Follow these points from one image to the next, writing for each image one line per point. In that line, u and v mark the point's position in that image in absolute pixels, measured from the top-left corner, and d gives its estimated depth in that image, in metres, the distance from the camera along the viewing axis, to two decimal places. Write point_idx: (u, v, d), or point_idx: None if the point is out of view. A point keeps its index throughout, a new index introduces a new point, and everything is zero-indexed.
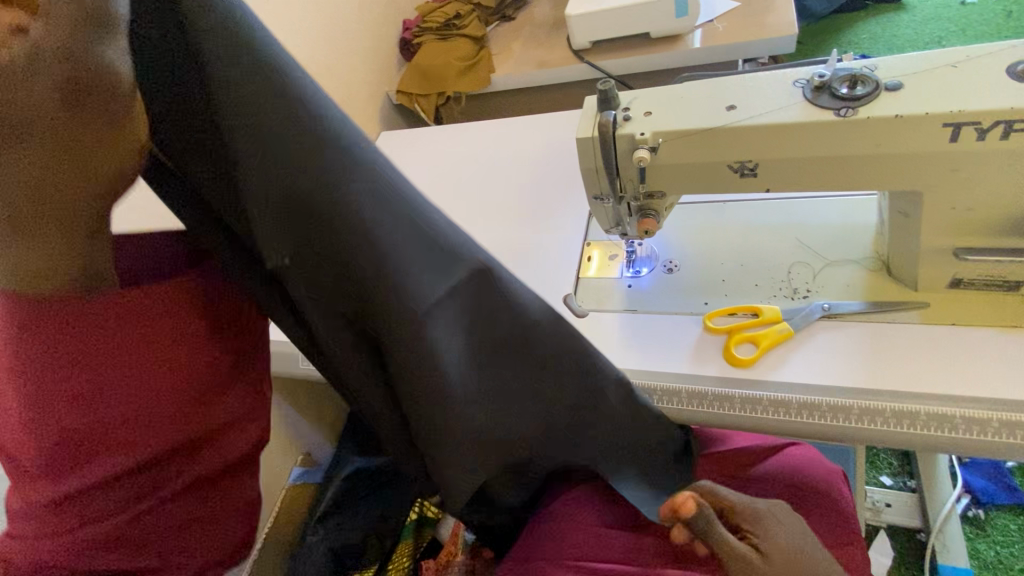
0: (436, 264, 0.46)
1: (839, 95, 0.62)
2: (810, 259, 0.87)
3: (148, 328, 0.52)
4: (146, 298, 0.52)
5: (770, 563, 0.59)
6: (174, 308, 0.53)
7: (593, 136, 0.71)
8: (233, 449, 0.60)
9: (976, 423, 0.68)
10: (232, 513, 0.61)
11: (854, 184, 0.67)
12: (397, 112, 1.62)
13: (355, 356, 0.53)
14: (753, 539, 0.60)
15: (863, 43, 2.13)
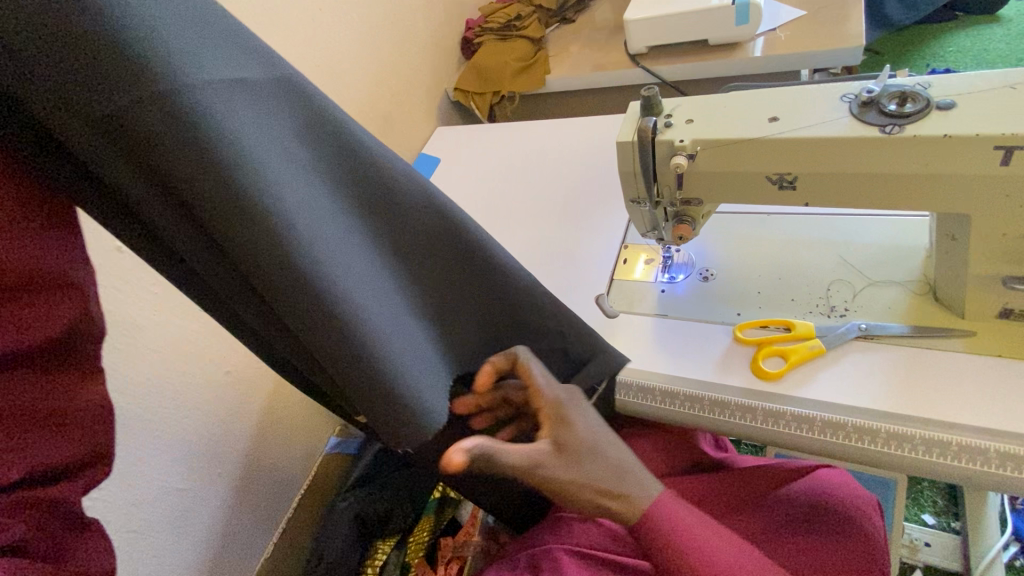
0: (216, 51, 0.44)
1: (886, 111, 0.61)
2: (852, 277, 0.85)
3: None
4: None
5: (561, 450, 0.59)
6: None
7: (633, 140, 0.72)
8: (55, 328, 0.44)
9: (1011, 458, 0.65)
10: (86, 415, 0.47)
11: (897, 203, 0.65)
12: (455, 108, 1.68)
13: (175, 204, 0.46)
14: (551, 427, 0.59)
15: (947, 57, 2.00)
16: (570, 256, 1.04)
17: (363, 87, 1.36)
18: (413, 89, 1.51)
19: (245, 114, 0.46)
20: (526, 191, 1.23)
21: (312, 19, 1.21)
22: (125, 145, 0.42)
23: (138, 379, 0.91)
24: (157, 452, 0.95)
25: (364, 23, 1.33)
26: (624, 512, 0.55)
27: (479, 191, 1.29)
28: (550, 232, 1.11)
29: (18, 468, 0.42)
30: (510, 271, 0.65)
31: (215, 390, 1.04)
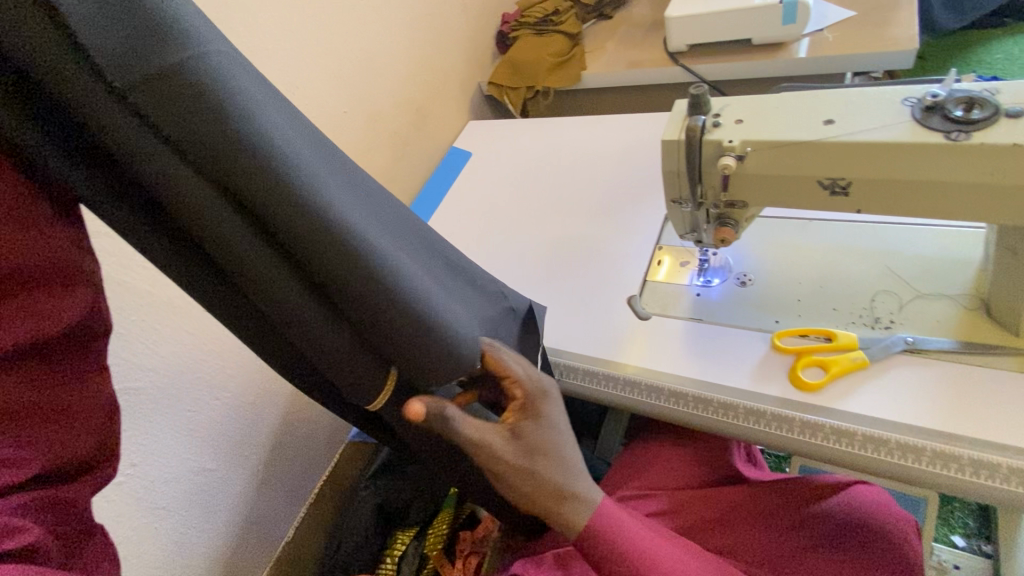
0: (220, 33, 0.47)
1: (953, 117, 0.58)
2: (898, 288, 0.82)
3: None
4: None
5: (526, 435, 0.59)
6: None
7: (679, 139, 0.71)
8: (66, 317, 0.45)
9: None
10: (93, 416, 0.48)
11: (957, 214, 0.63)
12: (487, 102, 1.68)
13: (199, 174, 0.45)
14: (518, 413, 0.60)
15: (996, 64, 1.93)
16: (602, 255, 1.03)
17: (398, 79, 1.36)
18: (447, 81, 1.51)
19: (250, 78, 0.48)
20: (558, 188, 1.22)
21: (352, 8, 1.21)
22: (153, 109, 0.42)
23: (173, 359, 0.92)
24: (188, 432, 0.96)
25: (403, 14, 1.34)
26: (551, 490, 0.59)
27: (511, 186, 1.28)
28: (582, 230, 1.09)
29: (34, 464, 0.44)
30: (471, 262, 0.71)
31: (246, 373, 1.05)
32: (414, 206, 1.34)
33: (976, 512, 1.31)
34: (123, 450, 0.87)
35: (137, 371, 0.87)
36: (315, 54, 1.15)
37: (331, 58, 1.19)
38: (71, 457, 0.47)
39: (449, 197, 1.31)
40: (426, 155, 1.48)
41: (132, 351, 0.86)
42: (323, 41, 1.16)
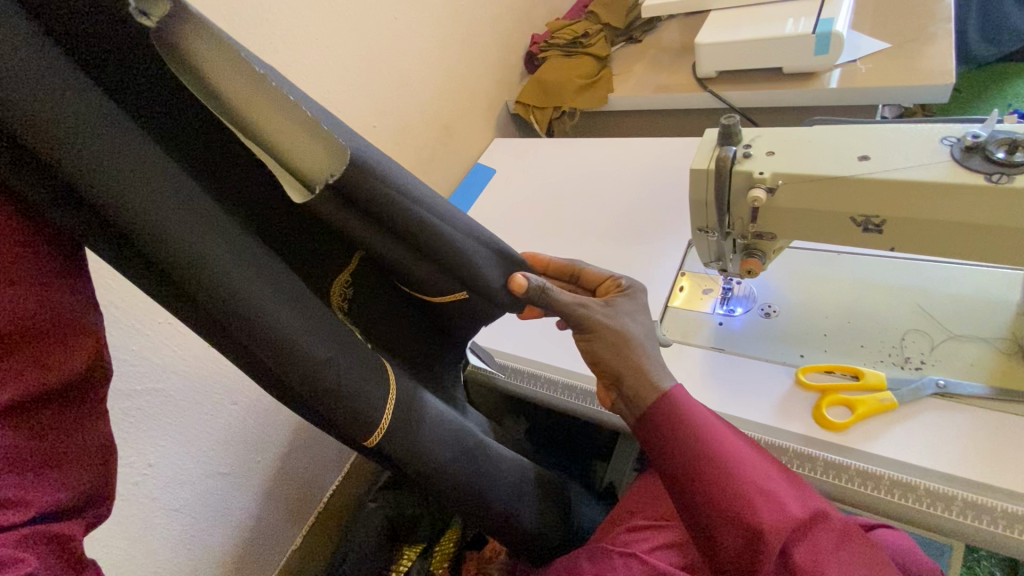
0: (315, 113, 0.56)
1: (994, 159, 0.57)
2: (930, 328, 0.80)
3: None
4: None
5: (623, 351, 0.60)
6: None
7: (708, 169, 0.70)
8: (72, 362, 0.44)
9: None
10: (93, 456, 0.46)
11: (996, 257, 0.61)
12: (512, 120, 1.69)
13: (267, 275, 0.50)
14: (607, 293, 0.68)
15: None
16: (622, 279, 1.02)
17: (427, 94, 1.39)
18: (475, 98, 1.53)
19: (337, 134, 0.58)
20: (581, 209, 1.21)
21: (385, 26, 1.24)
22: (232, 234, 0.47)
23: (194, 362, 0.94)
24: (204, 435, 0.97)
25: (433, 32, 1.36)
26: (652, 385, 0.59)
27: (533, 205, 1.28)
28: (604, 252, 1.09)
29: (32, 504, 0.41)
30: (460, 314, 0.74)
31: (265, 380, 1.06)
32: None
33: (1004, 563, 1.26)
34: (139, 452, 0.88)
35: (159, 373, 0.89)
36: (348, 70, 1.18)
37: (363, 73, 1.22)
38: (64, 501, 0.44)
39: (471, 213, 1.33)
40: (450, 171, 1.50)
41: (156, 352, 0.88)
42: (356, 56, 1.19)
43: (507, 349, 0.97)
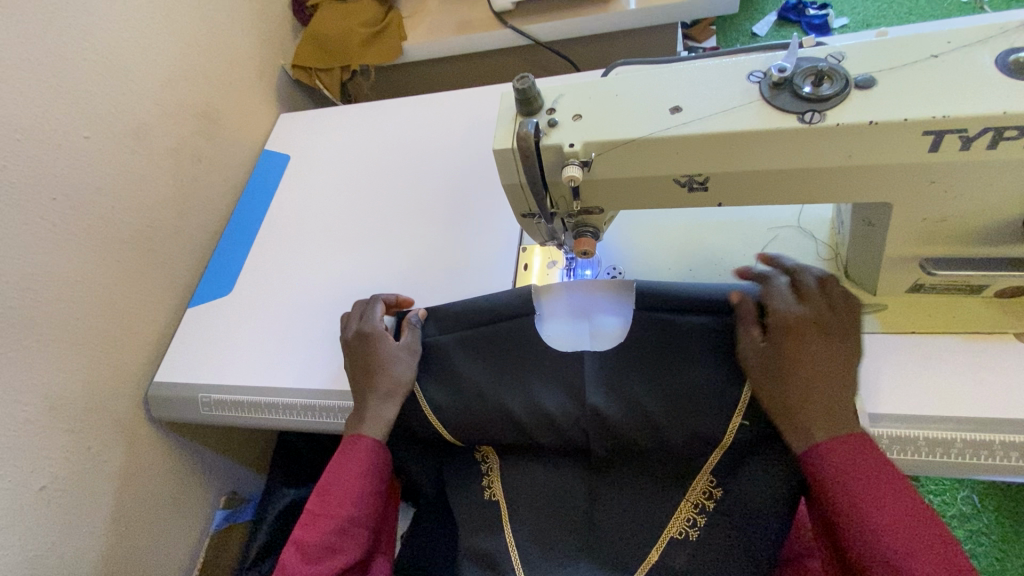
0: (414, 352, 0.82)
1: (803, 94, 0.50)
2: (757, 253, 0.81)
3: (375, 466, 0.76)
4: (372, 455, 0.76)
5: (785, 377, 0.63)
6: (379, 464, 0.76)
7: (513, 149, 0.58)
8: None
9: (972, 446, 0.61)
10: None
11: (816, 201, 0.56)
12: (299, 88, 1.41)
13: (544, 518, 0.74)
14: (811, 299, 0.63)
15: (915, 10, 1.77)
16: (455, 253, 0.99)
17: (169, 78, 1.07)
18: (266, 84, 1.31)
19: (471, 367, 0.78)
20: (388, 189, 1.13)
21: (139, 41, 1.00)
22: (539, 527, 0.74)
23: (67, 499, 0.86)
24: None
25: (206, 34, 1.14)
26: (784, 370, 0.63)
27: (350, 206, 1.13)
28: (441, 243, 1.01)
29: None
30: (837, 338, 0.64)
31: (165, 472, 1.02)
32: (200, 286, 1.09)
33: None
34: None
35: None
36: (32, 87, 0.84)
37: (60, 79, 0.88)
38: None
39: (263, 231, 1.14)
40: (264, 132, 1.31)
41: None
42: (81, 74, 0.91)
43: (319, 385, 0.89)
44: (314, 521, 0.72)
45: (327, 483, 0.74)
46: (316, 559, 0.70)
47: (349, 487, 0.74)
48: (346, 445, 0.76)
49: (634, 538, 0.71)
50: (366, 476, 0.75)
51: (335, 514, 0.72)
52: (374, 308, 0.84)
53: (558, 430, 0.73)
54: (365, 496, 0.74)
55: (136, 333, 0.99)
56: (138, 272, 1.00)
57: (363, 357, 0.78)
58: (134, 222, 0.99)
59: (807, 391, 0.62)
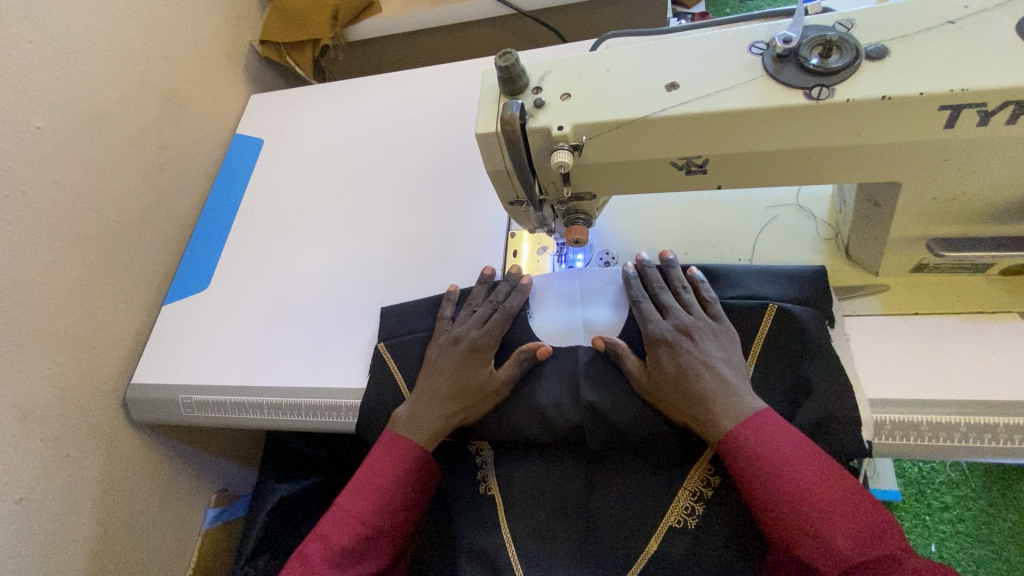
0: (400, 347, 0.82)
1: (809, 67, 0.46)
2: (754, 232, 0.78)
3: (415, 478, 0.72)
4: (417, 467, 0.72)
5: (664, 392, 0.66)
6: (419, 478, 0.72)
7: (497, 133, 0.53)
8: None
9: (976, 430, 0.60)
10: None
11: (820, 182, 0.53)
12: (270, 66, 1.34)
13: (538, 510, 0.72)
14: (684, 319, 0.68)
15: None
16: (441, 241, 0.94)
17: (125, 60, 1.00)
18: (234, 63, 1.23)
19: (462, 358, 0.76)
20: (369, 173, 1.07)
21: (88, 21, 0.93)
22: (530, 521, 0.72)
23: (46, 508, 0.83)
24: None
25: (164, 10, 1.06)
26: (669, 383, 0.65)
27: (329, 191, 1.08)
28: (426, 228, 0.97)
29: None
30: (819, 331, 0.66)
31: (150, 474, 0.99)
32: (176, 282, 1.04)
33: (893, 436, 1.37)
34: None
35: None
36: None
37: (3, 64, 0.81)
38: None
39: (239, 220, 1.08)
40: (235, 115, 1.24)
41: None
42: (25, 58, 0.84)
43: (304, 383, 0.86)
44: (343, 521, 0.68)
45: (366, 481, 0.71)
46: (340, 565, 0.66)
47: (384, 492, 0.70)
48: (391, 444, 0.72)
49: (630, 528, 0.69)
50: (405, 486, 0.71)
51: (367, 521, 0.68)
52: (497, 313, 0.77)
53: (552, 426, 0.71)
54: (398, 509, 0.70)
55: (109, 334, 0.95)
56: (108, 270, 0.95)
57: (473, 380, 0.73)
58: (98, 218, 0.94)
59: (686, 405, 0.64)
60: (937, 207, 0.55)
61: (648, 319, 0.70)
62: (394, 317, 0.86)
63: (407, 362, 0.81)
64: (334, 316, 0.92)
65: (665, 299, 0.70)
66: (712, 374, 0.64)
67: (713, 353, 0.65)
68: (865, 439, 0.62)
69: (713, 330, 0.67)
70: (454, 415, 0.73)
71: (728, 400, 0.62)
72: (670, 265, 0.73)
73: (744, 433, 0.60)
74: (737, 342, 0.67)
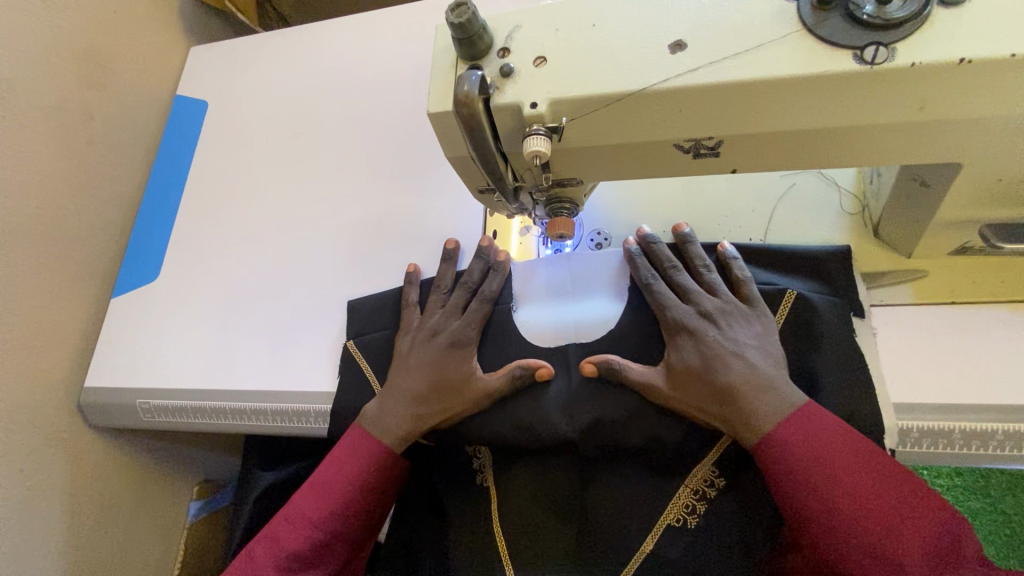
0: (374, 346, 0.74)
1: (862, 20, 0.34)
2: (769, 204, 0.68)
3: (380, 477, 0.65)
4: (383, 465, 0.65)
5: (687, 390, 0.57)
6: (385, 477, 0.65)
7: (454, 112, 0.42)
8: None
9: (1014, 437, 0.53)
10: None
11: (862, 163, 0.42)
12: (208, 12, 1.17)
13: (535, 513, 0.66)
14: (703, 304, 0.59)
15: None
16: (411, 221, 0.84)
17: (27, 15, 0.85)
18: (164, 12, 1.07)
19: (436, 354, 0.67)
20: (328, 138, 0.94)
21: None
22: (527, 527, 0.65)
23: (5, 527, 0.78)
24: None
25: None
26: (697, 376, 0.56)
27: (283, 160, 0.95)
28: (392, 202, 0.86)
29: None
30: (846, 317, 0.58)
31: (120, 477, 0.94)
32: (123, 272, 0.94)
33: None
34: None
35: None
36: None
37: None
38: None
39: (187, 199, 0.97)
40: (174, 73, 1.09)
41: None
42: None
43: (267, 387, 0.78)
44: (297, 522, 0.62)
45: (324, 479, 0.64)
46: (287, 571, 0.60)
47: (343, 492, 0.63)
48: (354, 438, 0.66)
49: (626, 529, 0.61)
50: (366, 485, 0.64)
51: (321, 523, 0.62)
52: (476, 299, 0.68)
53: (535, 431, 0.63)
54: (356, 513, 0.64)
55: (52, 335, 0.86)
56: (42, 265, 0.85)
57: (445, 376, 0.65)
58: (20, 205, 0.82)
59: (718, 405, 0.55)
60: (1000, 187, 0.45)
61: (663, 304, 0.60)
62: (363, 313, 0.77)
63: (376, 360, 0.73)
64: (296, 308, 0.83)
65: (682, 281, 0.60)
66: (745, 366, 0.55)
67: (745, 340, 0.56)
68: (890, 447, 0.54)
69: (743, 314, 0.58)
70: (427, 422, 0.65)
71: (767, 392, 0.53)
72: (687, 240, 0.62)
73: (793, 428, 0.52)
74: (771, 326, 0.57)
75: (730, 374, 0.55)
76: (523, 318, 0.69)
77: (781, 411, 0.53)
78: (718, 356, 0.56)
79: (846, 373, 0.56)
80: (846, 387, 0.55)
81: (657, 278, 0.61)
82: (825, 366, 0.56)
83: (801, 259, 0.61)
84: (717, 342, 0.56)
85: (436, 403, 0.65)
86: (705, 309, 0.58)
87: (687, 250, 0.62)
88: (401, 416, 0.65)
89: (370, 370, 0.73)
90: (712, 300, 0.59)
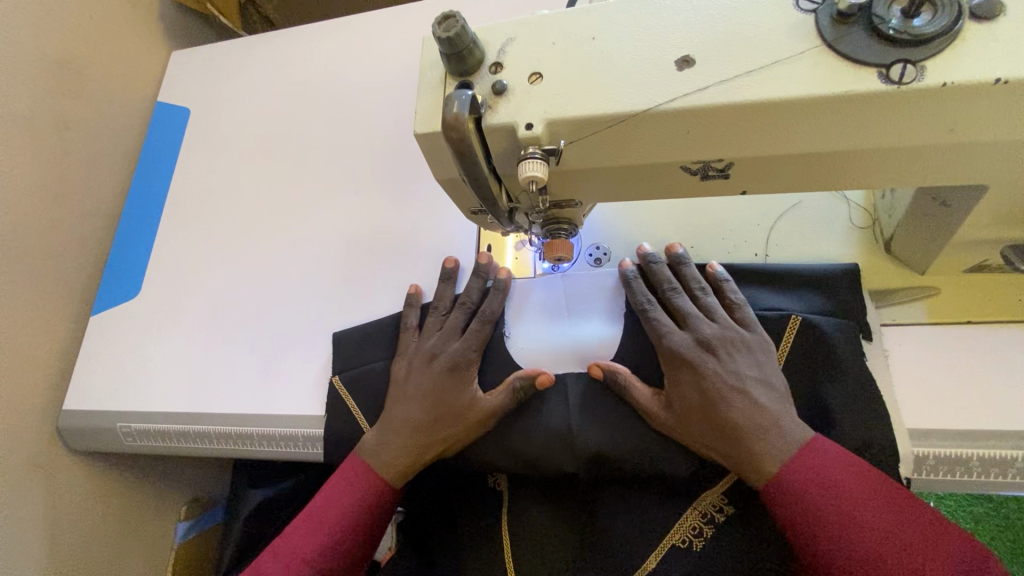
0: (363, 378, 0.70)
1: (888, 35, 0.31)
2: (776, 219, 0.65)
3: (375, 509, 0.62)
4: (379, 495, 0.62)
5: (685, 424, 0.54)
6: (381, 509, 0.62)
7: (442, 133, 0.39)
8: None
9: None
10: None
11: (884, 183, 0.39)
12: (189, 15, 1.12)
13: (536, 537, 0.63)
14: (700, 332, 0.56)
15: None
16: (401, 234, 0.80)
17: None
18: (143, 15, 1.03)
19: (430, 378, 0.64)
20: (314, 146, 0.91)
21: None
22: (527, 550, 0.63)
23: None
24: None
25: None
26: (695, 410, 0.54)
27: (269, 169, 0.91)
28: (382, 215, 0.83)
29: None
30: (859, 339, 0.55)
31: (102, 499, 0.90)
32: (102, 288, 0.90)
33: None
34: None
35: None
36: None
37: None
38: None
39: (168, 211, 0.93)
40: (154, 78, 1.05)
41: None
42: None
43: (253, 410, 0.75)
44: (287, 557, 0.58)
45: (317, 512, 0.61)
46: None
47: (336, 525, 0.60)
48: (348, 469, 0.63)
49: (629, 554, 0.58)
50: (361, 518, 0.61)
51: (313, 558, 0.58)
52: (474, 321, 0.65)
53: (532, 453, 0.61)
54: (342, 556, 0.59)
55: (26, 355, 0.82)
56: (14, 281, 0.81)
57: (441, 403, 0.62)
58: None
59: (717, 441, 0.53)
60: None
61: (659, 331, 0.57)
62: (353, 336, 0.74)
63: (364, 396, 0.70)
64: (283, 326, 0.79)
65: (680, 305, 0.57)
66: (744, 400, 0.52)
67: (745, 372, 0.53)
68: (906, 475, 0.51)
69: (742, 342, 0.55)
70: (419, 451, 0.62)
71: (771, 431, 0.51)
72: (680, 262, 0.59)
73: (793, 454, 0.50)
74: (771, 353, 0.55)
75: (730, 410, 0.52)
76: (515, 336, 0.66)
77: (784, 452, 0.50)
78: (716, 388, 0.53)
79: (861, 399, 0.53)
80: (860, 413, 0.52)
81: (652, 301, 0.59)
82: (837, 391, 0.54)
83: (810, 277, 0.59)
84: (716, 373, 0.54)
85: (428, 432, 0.62)
86: (702, 337, 0.55)
87: (682, 270, 0.59)
88: (393, 444, 0.62)
89: (362, 402, 0.70)
90: (710, 326, 0.56)
